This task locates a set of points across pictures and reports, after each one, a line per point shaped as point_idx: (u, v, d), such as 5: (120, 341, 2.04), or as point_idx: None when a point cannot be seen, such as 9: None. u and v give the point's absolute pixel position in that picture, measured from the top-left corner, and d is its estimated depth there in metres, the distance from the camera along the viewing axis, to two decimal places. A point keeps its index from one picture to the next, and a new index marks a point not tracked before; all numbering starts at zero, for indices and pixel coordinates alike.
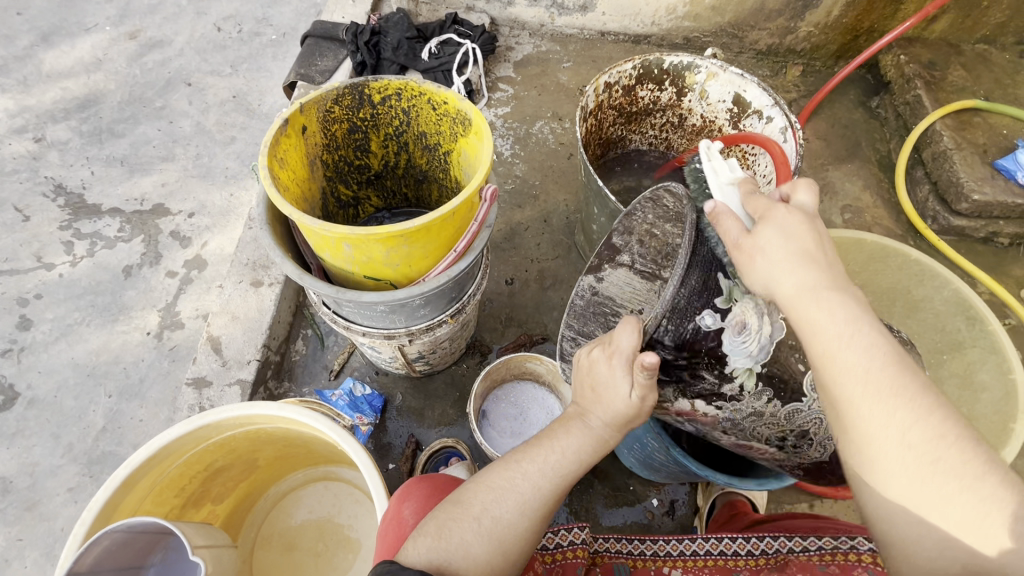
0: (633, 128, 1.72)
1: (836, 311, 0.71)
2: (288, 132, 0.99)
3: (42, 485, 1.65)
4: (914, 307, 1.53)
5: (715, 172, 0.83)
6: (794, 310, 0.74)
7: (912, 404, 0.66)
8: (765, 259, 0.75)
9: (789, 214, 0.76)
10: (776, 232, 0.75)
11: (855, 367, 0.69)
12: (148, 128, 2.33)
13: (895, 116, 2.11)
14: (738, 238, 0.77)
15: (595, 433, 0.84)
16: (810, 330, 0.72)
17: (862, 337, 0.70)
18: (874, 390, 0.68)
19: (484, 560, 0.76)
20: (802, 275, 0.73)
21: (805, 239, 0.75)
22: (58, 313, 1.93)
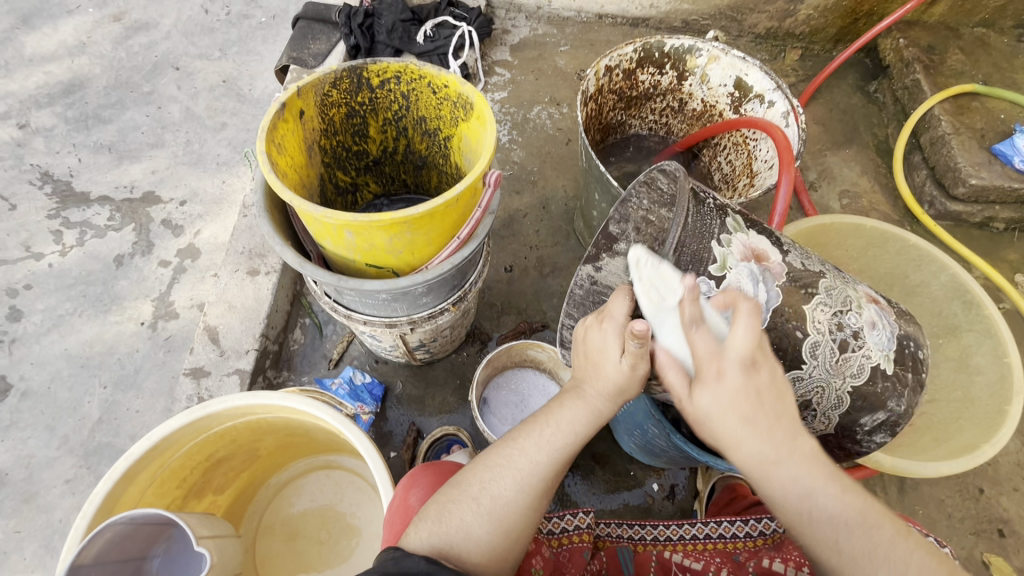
0: (632, 113, 1.70)
1: (787, 483, 0.72)
2: (285, 117, 0.96)
3: (39, 477, 1.63)
4: (911, 291, 1.55)
5: (648, 299, 0.84)
6: (756, 484, 0.74)
7: (888, 567, 0.69)
8: (714, 429, 0.74)
9: (726, 377, 0.73)
10: (713, 403, 0.73)
11: (824, 539, 0.71)
12: (136, 114, 2.27)
13: (893, 100, 2.11)
14: (684, 403, 0.78)
15: (591, 405, 0.82)
16: (774, 505, 0.74)
17: (824, 509, 0.71)
18: (845, 561, 0.70)
19: (486, 541, 0.76)
20: (753, 447, 0.72)
21: (745, 405, 0.72)
22: (50, 304, 1.89)
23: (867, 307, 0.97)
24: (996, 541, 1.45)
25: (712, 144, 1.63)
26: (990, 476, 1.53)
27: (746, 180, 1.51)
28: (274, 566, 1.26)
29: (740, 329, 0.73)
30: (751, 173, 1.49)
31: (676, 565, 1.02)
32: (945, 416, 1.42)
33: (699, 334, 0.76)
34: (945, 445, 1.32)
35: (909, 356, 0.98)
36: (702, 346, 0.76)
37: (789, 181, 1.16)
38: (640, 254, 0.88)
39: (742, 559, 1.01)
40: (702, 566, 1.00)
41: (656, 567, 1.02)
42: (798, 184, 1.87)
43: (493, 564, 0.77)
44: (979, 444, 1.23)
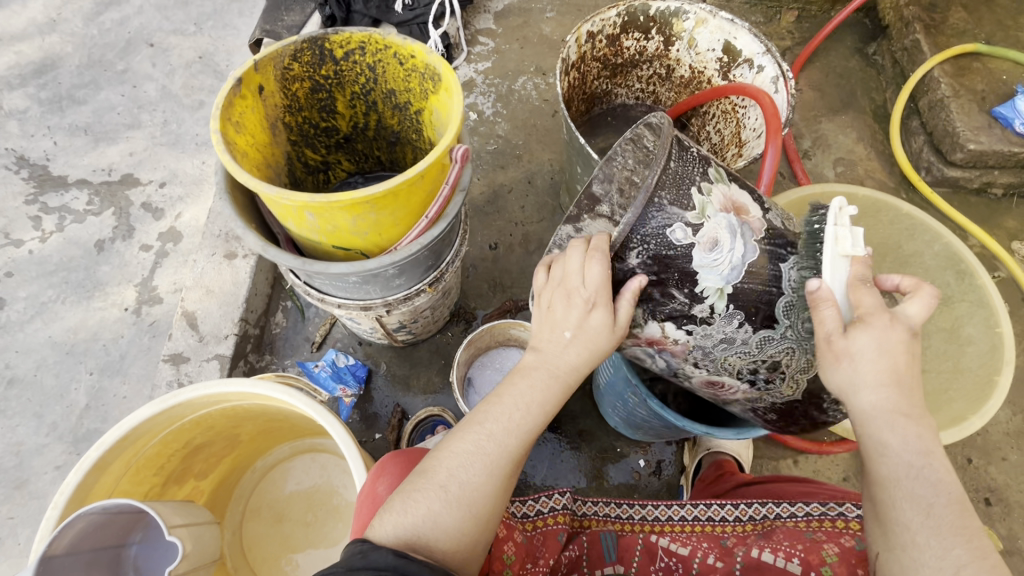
0: (618, 81, 1.63)
1: (909, 441, 0.70)
2: (243, 93, 0.92)
3: (30, 464, 1.63)
4: (904, 262, 1.49)
5: (836, 242, 0.77)
6: (868, 429, 0.71)
7: (969, 543, 0.65)
8: (854, 369, 0.71)
9: (895, 327, 0.71)
10: (876, 344, 0.70)
11: (916, 500, 0.68)
12: (111, 93, 2.20)
13: (892, 63, 2.03)
14: (833, 336, 0.72)
15: (560, 380, 0.81)
16: (880, 452, 0.71)
17: (931, 471, 0.69)
18: (927, 526, 0.67)
19: (455, 528, 0.75)
20: (889, 396, 0.70)
21: (903, 359, 0.71)
22: (32, 291, 1.87)
23: None
24: (981, 509, 1.45)
25: (701, 113, 1.57)
26: (978, 446, 1.52)
27: (735, 150, 1.46)
28: (263, 549, 1.28)
29: (915, 304, 0.75)
30: (740, 142, 1.44)
31: (662, 550, 1.00)
32: (934, 387, 1.38)
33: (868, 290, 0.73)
34: (932, 417, 1.30)
35: None
36: (871, 298, 0.73)
37: (776, 148, 1.12)
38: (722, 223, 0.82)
39: (729, 544, 1.00)
40: (688, 552, 0.99)
41: (642, 552, 1.00)
42: (791, 153, 1.82)
43: (464, 548, 0.76)
44: (967, 415, 1.22)
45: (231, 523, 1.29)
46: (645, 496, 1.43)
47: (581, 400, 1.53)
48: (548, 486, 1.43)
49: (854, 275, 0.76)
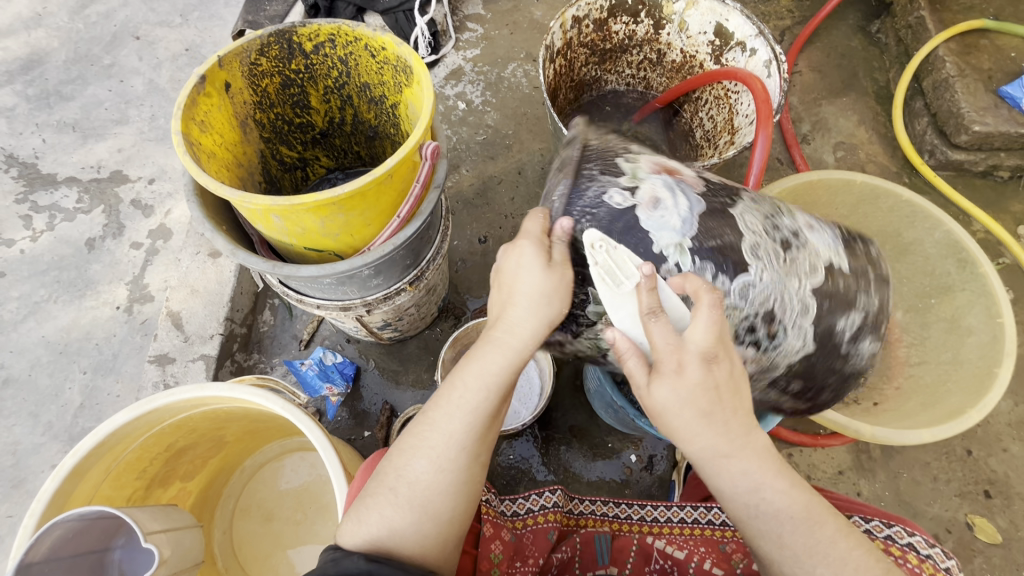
0: (608, 67, 1.58)
1: (739, 477, 0.71)
2: (207, 91, 0.89)
3: (26, 464, 1.62)
4: (903, 250, 1.46)
5: (604, 278, 0.75)
6: (706, 472, 0.73)
7: (828, 559, 0.70)
8: (668, 425, 0.71)
9: (686, 373, 0.68)
10: (672, 397, 0.69)
11: (767, 533, 0.72)
12: (98, 89, 2.15)
13: (896, 41, 1.95)
14: (641, 391, 0.72)
15: (501, 350, 0.76)
16: (722, 493, 0.73)
17: (776, 502, 0.71)
18: (787, 556, 0.71)
19: (413, 531, 0.74)
20: (709, 443, 0.70)
21: (704, 402, 0.68)
22: (24, 291, 1.83)
23: (796, 213, 0.95)
24: (980, 502, 1.43)
25: (693, 99, 1.52)
26: (979, 437, 1.49)
27: (727, 137, 1.41)
28: (254, 547, 1.28)
29: (701, 323, 0.69)
30: (732, 129, 1.39)
31: (657, 552, 1.00)
32: (933, 379, 1.34)
33: (657, 322, 0.70)
34: (929, 410, 1.26)
35: (859, 250, 0.97)
36: (661, 336, 0.70)
37: (766, 136, 1.08)
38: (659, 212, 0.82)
39: (728, 551, 0.97)
40: (684, 556, 0.98)
41: (636, 553, 1.00)
42: (789, 137, 1.77)
43: (431, 547, 0.76)
44: (965, 409, 1.18)
45: (222, 523, 1.28)
46: (636, 492, 1.42)
47: (572, 395, 1.51)
48: (539, 481, 1.42)
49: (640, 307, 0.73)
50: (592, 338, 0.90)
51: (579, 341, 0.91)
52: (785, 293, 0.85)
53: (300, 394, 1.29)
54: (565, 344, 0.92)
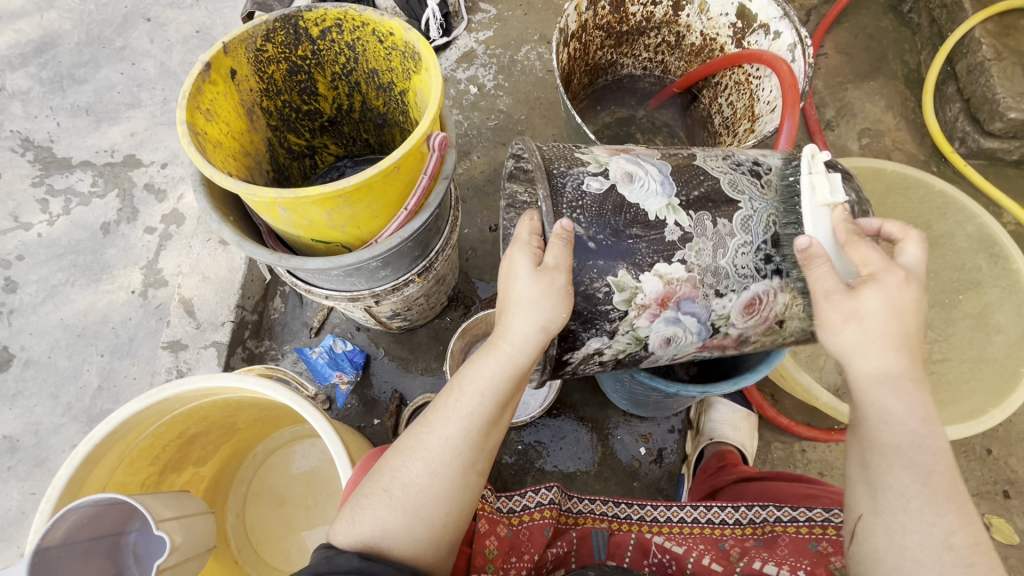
0: (624, 51, 1.53)
1: (913, 410, 0.69)
2: (213, 79, 0.87)
3: (48, 443, 1.67)
4: (931, 245, 1.40)
5: (812, 190, 0.81)
6: (871, 396, 0.71)
7: (960, 510, 0.66)
8: (860, 332, 0.70)
9: (908, 287, 0.71)
10: (883, 304, 0.69)
11: (914, 467, 0.68)
12: (110, 72, 2.14)
13: (929, 22, 1.86)
14: (839, 297, 0.71)
15: (500, 361, 0.76)
16: (882, 419, 0.70)
17: (933, 440, 0.69)
18: (930, 494, 0.67)
19: (404, 535, 0.74)
20: (895, 364, 0.69)
21: (912, 320, 0.70)
22: (43, 274, 1.86)
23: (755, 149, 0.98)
24: (999, 502, 1.40)
25: (713, 84, 1.46)
26: (1001, 436, 1.45)
27: (747, 125, 1.36)
28: (266, 530, 1.31)
29: (911, 252, 0.75)
30: (753, 116, 1.34)
31: (655, 547, 0.99)
32: (954, 376, 1.31)
33: (863, 245, 0.73)
34: (948, 408, 1.23)
35: (818, 158, 0.95)
36: (872, 255, 0.73)
37: (793, 120, 1.05)
38: (815, 148, 0.85)
39: (727, 549, 0.96)
40: (683, 551, 0.97)
41: (634, 549, 0.99)
42: (812, 124, 1.70)
43: (422, 552, 0.75)
44: (987, 408, 1.15)
45: (234, 507, 1.30)
46: (645, 484, 1.41)
47: (582, 386, 1.50)
48: (547, 471, 1.42)
49: (840, 228, 0.78)
50: (628, 333, 0.87)
51: (618, 339, 0.88)
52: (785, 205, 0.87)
53: (306, 384, 1.29)
54: (601, 352, 0.89)
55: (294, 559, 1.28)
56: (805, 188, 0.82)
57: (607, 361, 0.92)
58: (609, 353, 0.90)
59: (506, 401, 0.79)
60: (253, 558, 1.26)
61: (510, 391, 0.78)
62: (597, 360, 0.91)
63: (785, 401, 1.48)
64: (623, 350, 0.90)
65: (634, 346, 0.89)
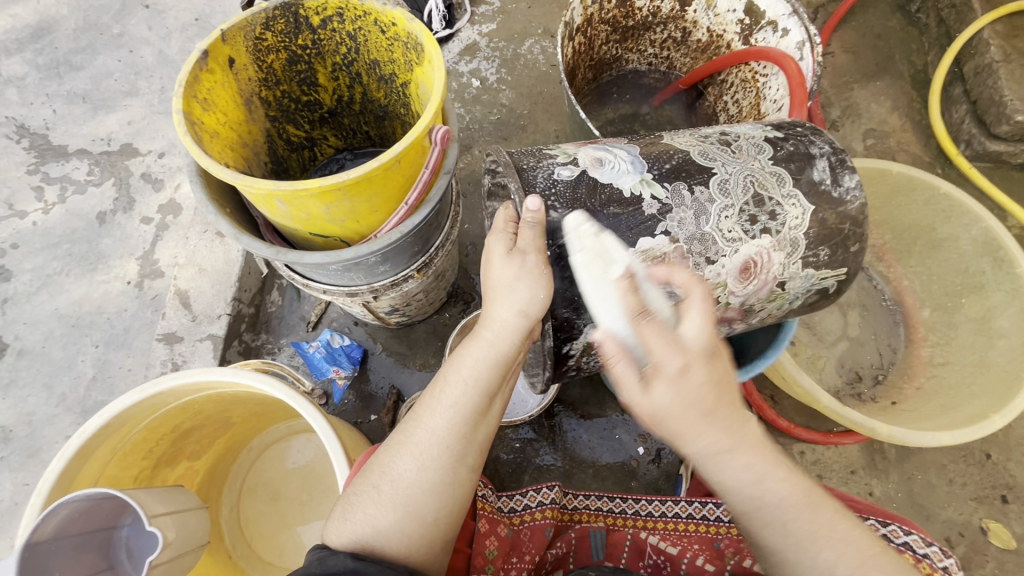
0: (630, 46, 1.51)
1: (741, 470, 0.66)
2: (210, 67, 0.85)
3: (41, 434, 1.65)
4: (935, 245, 1.41)
5: (587, 268, 0.76)
6: (706, 470, 0.68)
7: (831, 540, 0.65)
8: (671, 429, 0.65)
9: (689, 372, 0.63)
10: (673, 400, 0.63)
11: (772, 523, 0.67)
12: (108, 59, 2.11)
13: (937, 22, 1.84)
14: (635, 399, 0.66)
15: (483, 351, 0.76)
16: (722, 490, 0.68)
17: (773, 492, 0.67)
18: (791, 543, 0.66)
19: (396, 532, 0.72)
20: (712, 440, 0.65)
21: (706, 397, 0.64)
22: (37, 264, 1.84)
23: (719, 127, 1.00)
24: (997, 507, 1.39)
25: (718, 81, 1.45)
26: (999, 441, 1.45)
27: (753, 123, 1.34)
28: (259, 526, 1.29)
29: (692, 320, 0.65)
30: (759, 114, 1.32)
31: (652, 547, 0.98)
32: (956, 380, 1.30)
33: (646, 325, 0.65)
34: (949, 413, 1.21)
35: (787, 122, 0.98)
36: (658, 339, 0.64)
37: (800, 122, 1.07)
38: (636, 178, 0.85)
39: (722, 549, 0.94)
40: (677, 552, 0.96)
41: (630, 548, 0.99)
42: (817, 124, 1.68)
43: (415, 549, 0.73)
44: (988, 414, 1.13)
45: (227, 501, 1.29)
46: (643, 484, 1.40)
47: (580, 385, 1.49)
48: (545, 469, 1.41)
49: (628, 307, 0.71)
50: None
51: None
52: (757, 166, 0.88)
53: (302, 381, 1.29)
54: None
55: (289, 554, 1.27)
56: (585, 266, 0.76)
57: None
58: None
59: (493, 392, 0.77)
60: (247, 553, 1.25)
61: (496, 381, 0.77)
62: (601, 347, 0.91)
63: (785, 403, 1.48)
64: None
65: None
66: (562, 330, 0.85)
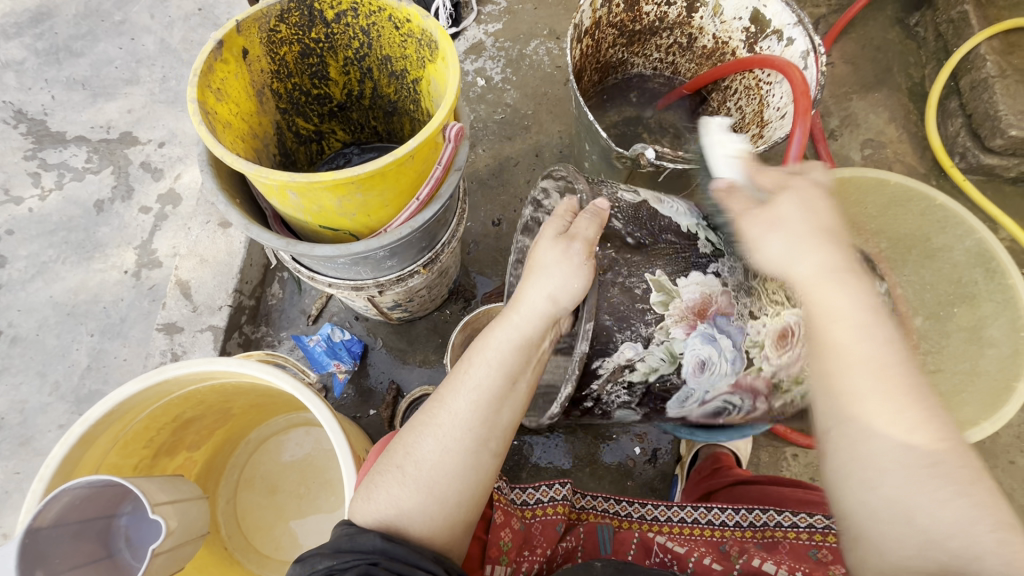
0: (636, 50, 1.53)
1: (852, 307, 0.70)
2: (224, 58, 0.85)
3: (34, 422, 1.63)
4: (930, 256, 1.43)
5: (721, 146, 0.84)
6: (811, 298, 0.71)
7: (918, 403, 0.64)
8: (782, 231, 0.74)
9: (805, 188, 0.76)
10: (800, 205, 0.75)
11: (865, 364, 0.67)
12: (108, 46, 2.09)
13: (935, 36, 1.88)
14: (754, 211, 0.76)
15: (512, 330, 0.78)
16: (829, 317, 0.70)
17: (882, 335, 0.68)
18: (880, 390, 0.65)
19: (416, 510, 0.73)
20: (822, 261, 0.71)
21: (826, 217, 0.74)
22: (33, 251, 1.82)
23: None
24: None
25: (723, 87, 1.46)
26: (987, 448, 1.48)
27: (756, 130, 1.36)
28: (257, 518, 1.29)
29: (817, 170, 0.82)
30: (762, 121, 1.34)
31: (658, 546, 1.00)
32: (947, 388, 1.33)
33: (766, 167, 0.80)
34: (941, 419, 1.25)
35: None
36: (770, 173, 0.79)
37: (804, 129, 1.05)
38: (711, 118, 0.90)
39: (727, 550, 0.97)
40: (685, 551, 0.97)
41: (637, 546, 1.01)
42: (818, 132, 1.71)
43: (437, 530, 0.73)
44: (979, 420, 1.17)
45: (225, 494, 1.29)
46: (639, 484, 1.42)
47: None
48: (542, 467, 1.42)
49: (745, 160, 0.82)
50: (661, 345, 0.82)
51: (649, 351, 0.83)
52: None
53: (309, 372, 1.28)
54: (632, 366, 0.83)
55: (285, 547, 1.27)
56: (712, 143, 0.86)
57: (636, 384, 0.86)
58: (638, 370, 0.84)
59: (518, 374, 0.78)
60: (244, 544, 1.25)
61: (521, 363, 0.78)
62: (625, 381, 0.85)
63: None
64: (653, 367, 0.84)
65: (666, 364, 0.83)
66: (597, 340, 0.81)
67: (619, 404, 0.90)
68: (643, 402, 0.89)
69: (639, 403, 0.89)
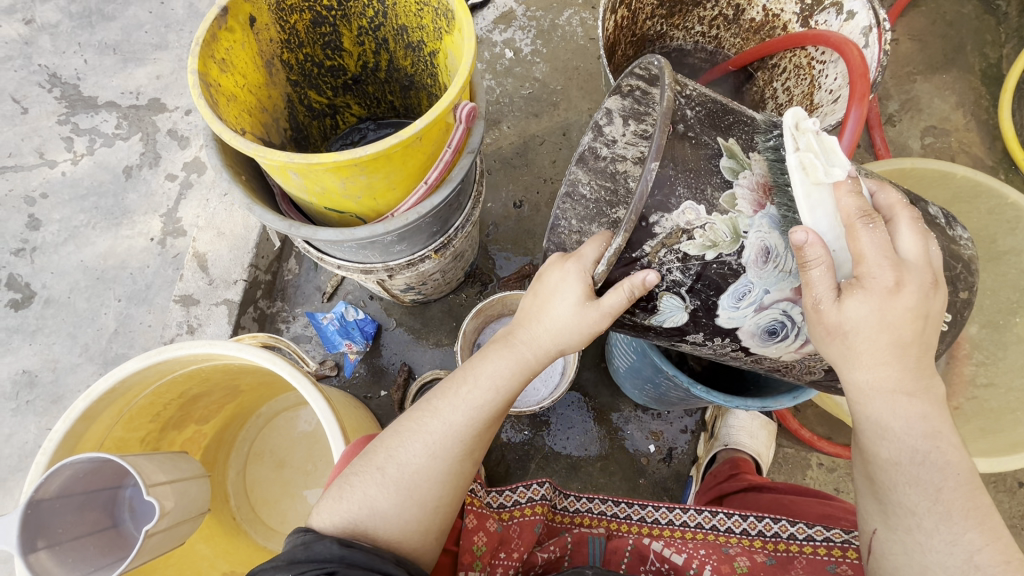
0: (676, 22, 1.42)
1: (913, 418, 0.68)
2: (230, 26, 0.81)
3: (65, 381, 1.69)
4: (995, 259, 1.30)
5: (804, 170, 0.68)
6: (865, 406, 0.70)
7: (981, 526, 0.66)
8: (852, 345, 0.66)
9: (899, 293, 0.64)
10: (873, 313, 0.64)
11: (924, 484, 0.68)
12: (138, 10, 2.05)
13: (1018, 12, 1.69)
14: (826, 307, 0.66)
15: (516, 357, 0.80)
16: (880, 434, 0.69)
17: (939, 453, 0.68)
18: (939, 510, 0.67)
19: (392, 513, 0.78)
20: (891, 374, 0.67)
21: (905, 329, 0.65)
22: (65, 215, 1.85)
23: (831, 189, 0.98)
24: None
25: (769, 65, 1.35)
26: None
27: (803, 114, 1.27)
28: (264, 491, 1.29)
29: (903, 235, 0.68)
30: (811, 105, 1.25)
31: (654, 554, 0.94)
32: (1001, 405, 1.23)
33: (859, 236, 0.65)
34: (992, 438, 1.17)
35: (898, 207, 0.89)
36: (871, 248, 0.65)
37: (859, 113, 0.95)
38: (801, 112, 0.70)
39: (731, 553, 0.93)
40: (683, 560, 0.92)
41: (631, 554, 0.95)
42: (872, 118, 1.55)
43: (409, 535, 0.79)
44: None
45: (235, 465, 1.29)
46: (652, 482, 1.37)
47: (595, 375, 1.46)
48: (552, 458, 1.39)
49: (844, 207, 0.67)
50: (727, 217, 0.72)
51: (713, 219, 0.71)
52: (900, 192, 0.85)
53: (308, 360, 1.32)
54: (691, 231, 0.71)
55: (290, 521, 1.26)
56: (794, 168, 0.68)
57: (692, 259, 0.72)
58: (698, 240, 0.71)
59: (506, 398, 0.82)
60: (251, 516, 1.25)
61: (518, 390, 0.82)
62: (680, 252, 0.72)
63: (808, 412, 1.42)
64: (715, 241, 0.71)
65: (728, 241, 0.72)
66: (658, 188, 0.69)
67: (666, 286, 0.74)
68: (697, 287, 0.74)
69: (691, 288, 0.74)
